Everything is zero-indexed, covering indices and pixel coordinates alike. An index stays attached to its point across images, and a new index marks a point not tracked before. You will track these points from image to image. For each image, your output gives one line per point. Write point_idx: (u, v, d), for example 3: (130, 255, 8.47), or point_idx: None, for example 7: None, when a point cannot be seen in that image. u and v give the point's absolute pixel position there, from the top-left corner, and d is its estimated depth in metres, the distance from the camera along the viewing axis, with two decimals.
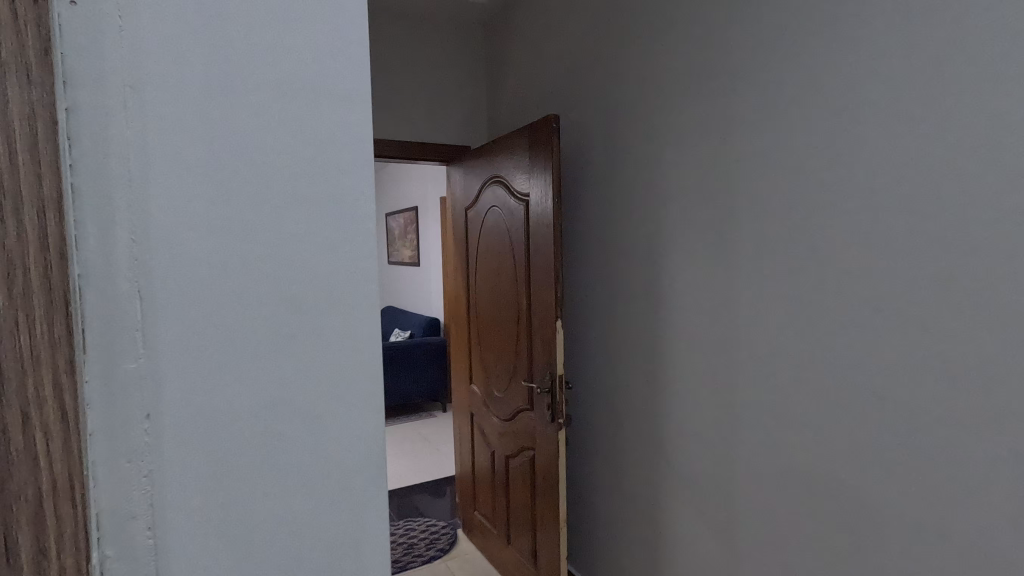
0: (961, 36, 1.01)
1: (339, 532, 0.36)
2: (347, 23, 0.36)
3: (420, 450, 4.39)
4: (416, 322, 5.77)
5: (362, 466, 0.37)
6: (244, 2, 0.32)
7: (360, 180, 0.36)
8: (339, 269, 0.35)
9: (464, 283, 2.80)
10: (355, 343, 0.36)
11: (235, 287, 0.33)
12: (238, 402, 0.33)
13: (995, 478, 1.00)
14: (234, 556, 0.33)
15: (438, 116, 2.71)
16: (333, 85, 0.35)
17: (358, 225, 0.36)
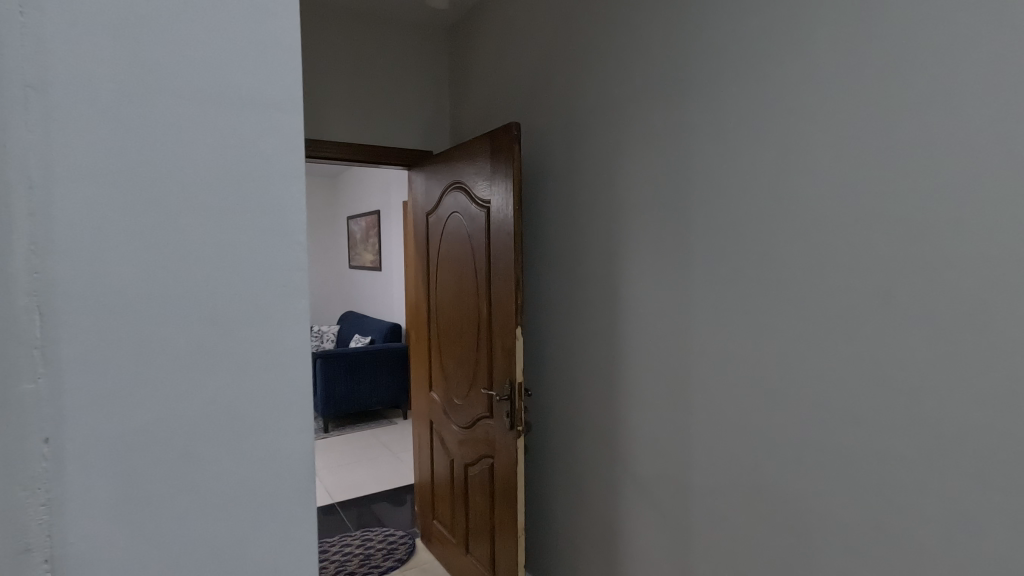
0: (901, 58, 1.06)
1: (248, 531, 0.38)
2: (262, 46, 0.37)
3: (378, 458, 4.30)
4: (377, 327, 5.68)
5: (273, 469, 0.39)
6: (151, 26, 0.34)
7: (271, 194, 0.38)
8: (250, 279, 0.37)
9: (425, 288, 2.78)
10: (267, 350, 0.38)
11: (139, 299, 0.34)
12: (141, 408, 0.34)
13: (931, 482, 1.05)
14: (138, 556, 0.35)
15: (400, 120, 2.68)
16: (248, 102, 0.37)
17: (271, 239, 0.38)
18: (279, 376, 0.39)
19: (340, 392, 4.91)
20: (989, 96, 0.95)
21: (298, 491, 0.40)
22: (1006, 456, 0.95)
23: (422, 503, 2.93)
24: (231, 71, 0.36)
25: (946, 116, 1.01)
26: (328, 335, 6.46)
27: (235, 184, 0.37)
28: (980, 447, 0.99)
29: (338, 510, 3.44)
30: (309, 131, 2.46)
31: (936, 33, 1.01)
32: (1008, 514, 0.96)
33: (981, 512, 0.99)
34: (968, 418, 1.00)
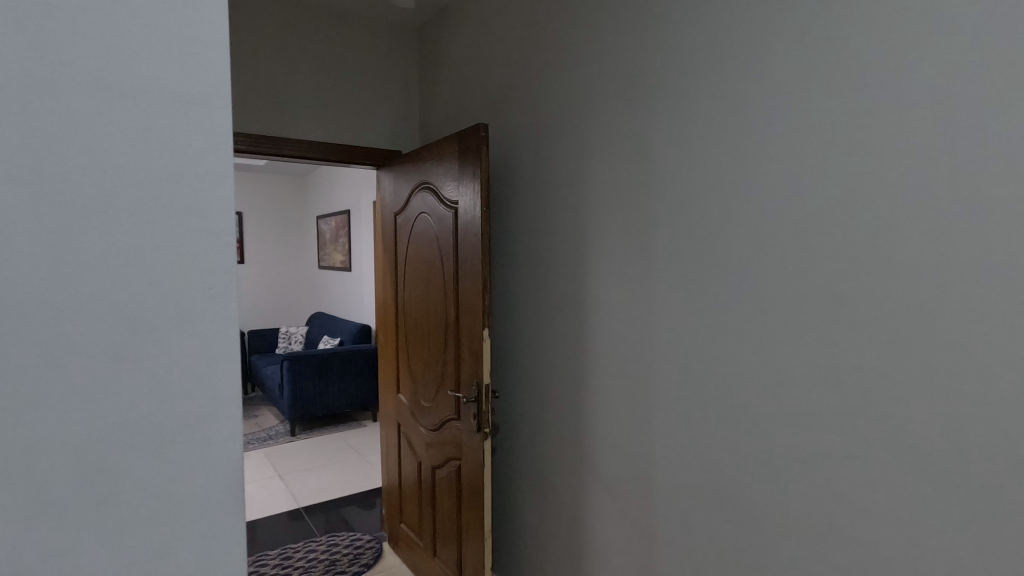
0: (852, 68, 1.09)
1: (172, 485, 0.47)
2: (178, 94, 0.46)
3: (347, 461, 4.24)
4: (346, 328, 5.60)
5: (191, 435, 0.47)
6: (81, 80, 0.43)
7: (185, 213, 0.46)
8: (168, 281, 0.46)
9: (393, 289, 2.75)
10: (186, 338, 0.47)
11: (73, 295, 0.43)
12: (77, 382, 0.43)
13: (880, 479, 1.08)
14: (75, 503, 0.44)
15: (369, 118, 2.65)
16: (165, 138, 0.46)
17: (186, 249, 0.47)
18: (207, 355, 0.48)
19: (307, 394, 4.82)
20: (935, 105, 0.98)
21: (215, 453, 0.49)
22: (950, 454, 0.99)
23: (390, 506, 2.89)
24: (152, 113, 0.45)
25: (895, 124, 1.03)
26: (297, 336, 6.34)
27: (154, 204, 0.45)
28: (926, 445, 1.02)
29: (304, 515, 3.38)
30: (274, 129, 2.41)
31: (887, 42, 1.04)
32: (951, 511, 0.99)
33: (926, 509, 1.02)
34: (914, 417, 1.03)
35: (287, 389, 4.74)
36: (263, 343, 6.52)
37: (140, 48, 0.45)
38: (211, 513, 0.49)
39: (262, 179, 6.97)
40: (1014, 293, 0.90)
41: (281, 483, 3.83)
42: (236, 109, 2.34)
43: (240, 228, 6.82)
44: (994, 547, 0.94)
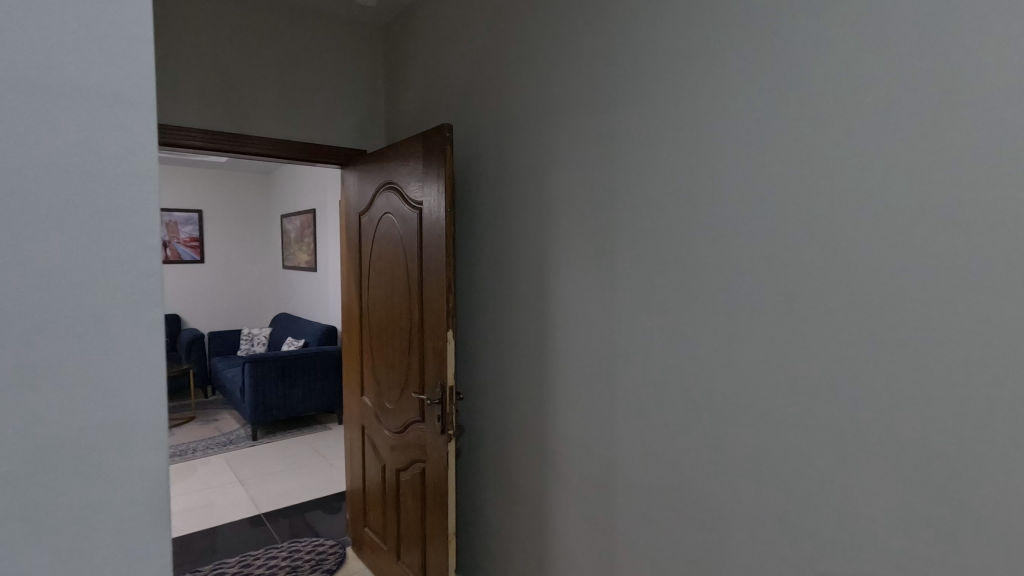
0: (802, 75, 1.12)
1: (106, 461, 0.56)
2: (121, 130, 0.56)
3: (311, 466, 4.15)
4: (311, 330, 5.49)
5: (124, 419, 0.57)
6: (38, 119, 0.52)
7: (125, 231, 0.56)
8: (110, 286, 0.55)
9: (357, 290, 2.71)
10: (125, 336, 0.56)
11: (28, 298, 0.52)
12: (27, 371, 0.52)
13: (829, 476, 1.11)
14: (24, 472, 0.52)
15: (332, 117, 2.60)
16: (109, 168, 0.55)
17: (127, 260, 0.56)
18: (132, 351, 0.57)
19: (270, 397, 4.71)
20: (880, 112, 1.01)
21: (145, 435, 0.58)
22: (893, 451, 1.02)
23: (354, 510, 2.85)
24: (97, 146, 0.55)
25: (843, 130, 1.06)
26: (260, 338, 6.19)
27: (99, 224, 0.55)
28: (871, 442, 1.05)
29: (265, 521, 3.30)
30: (233, 126, 2.35)
31: (835, 51, 1.07)
32: (895, 506, 1.02)
33: (871, 505, 1.05)
34: (860, 416, 1.06)
35: (248, 392, 4.63)
36: (225, 346, 6.35)
37: (88, 93, 0.54)
38: (141, 487, 0.58)
39: (224, 177, 6.79)
40: (953, 295, 0.94)
41: (241, 489, 3.73)
42: (193, 105, 2.26)
43: (200, 227, 6.60)
44: (934, 541, 0.97)
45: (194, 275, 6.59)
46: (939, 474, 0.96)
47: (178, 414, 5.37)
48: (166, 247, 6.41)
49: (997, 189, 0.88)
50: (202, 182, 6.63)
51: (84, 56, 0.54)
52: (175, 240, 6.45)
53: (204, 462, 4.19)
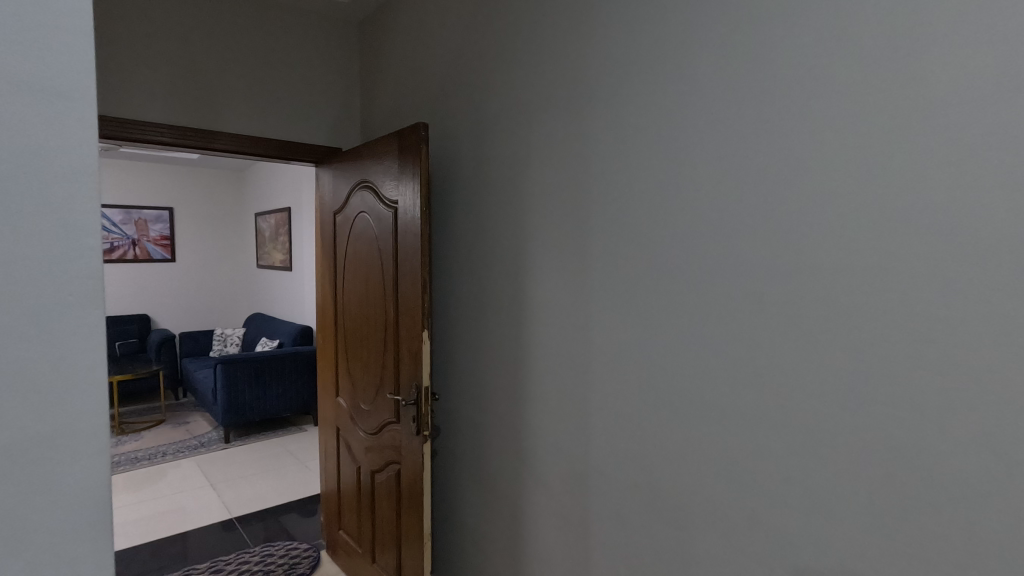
0: (771, 77, 1.14)
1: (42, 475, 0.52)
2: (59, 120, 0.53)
3: (285, 468, 4.08)
4: (286, 330, 5.40)
5: (62, 429, 0.53)
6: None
7: (62, 228, 0.53)
8: (44, 287, 0.52)
9: (332, 290, 2.67)
10: (62, 340, 0.53)
11: None
12: None
13: (798, 474, 1.12)
14: None
15: (307, 113, 2.56)
16: (44, 160, 0.52)
17: (63, 259, 0.53)
18: (73, 356, 0.54)
19: (243, 399, 4.62)
20: (850, 113, 1.02)
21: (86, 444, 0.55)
22: (863, 450, 1.02)
23: (329, 513, 2.81)
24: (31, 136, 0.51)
25: (816, 131, 1.07)
26: (233, 339, 6.07)
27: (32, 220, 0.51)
28: (842, 441, 1.05)
29: (238, 526, 3.23)
30: (202, 121, 2.29)
31: (807, 52, 1.08)
32: (864, 505, 1.03)
33: (843, 504, 1.06)
34: (832, 414, 1.07)
35: (221, 394, 4.53)
36: (197, 347, 6.20)
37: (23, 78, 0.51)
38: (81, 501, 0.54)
39: (196, 174, 6.64)
40: (920, 295, 0.94)
41: (213, 493, 3.65)
42: (160, 99, 2.20)
43: (171, 225, 6.44)
44: (903, 541, 0.98)
45: (164, 274, 6.43)
46: (907, 473, 0.97)
47: (148, 416, 5.23)
48: (135, 246, 6.22)
49: (956, 191, 0.90)
50: (173, 179, 6.47)
51: (18, 37, 0.51)
52: (145, 239, 6.27)
53: (175, 466, 4.08)
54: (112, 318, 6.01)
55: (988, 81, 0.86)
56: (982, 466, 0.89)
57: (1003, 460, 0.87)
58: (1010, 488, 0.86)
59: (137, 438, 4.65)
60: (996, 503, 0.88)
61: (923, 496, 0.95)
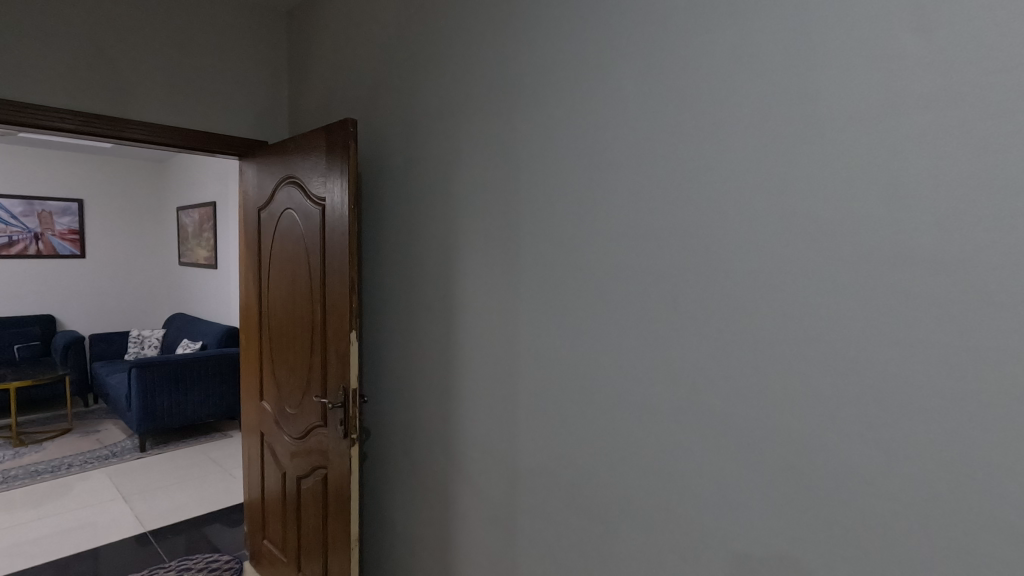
0: (686, 89, 1.19)
1: None
2: None
3: (207, 477, 3.87)
4: (210, 331, 5.13)
5: None
6: None
7: None
8: None
9: (256, 290, 2.56)
10: None
11: None
12: None
13: (709, 467, 1.17)
14: None
15: (229, 103, 2.43)
16: None
17: None
18: None
19: (161, 405, 4.34)
20: (756, 124, 1.08)
21: None
22: (768, 444, 1.08)
23: (252, 522, 2.69)
24: None
25: (726, 141, 1.12)
26: (151, 341, 5.69)
27: None
28: (749, 437, 1.11)
29: (152, 539, 3.03)
30: (111, 107, 2.13)
31: (720, 65, 1.13)
32: (769, 497, 1.09)
33: (749, 496, 1.11)
34: (741, 411, 1.12)
35: (135, 400, 4.23)
36: (109, 349, 5.77)
37: None
38: None
39: (110, 164, 6.18)
40: (818, 297, 1.01)
41: (126, 505, 3.41)
42: (60, 82, 2.02)
43: (81, 218, 5.96)
44: (802, 528, 1.04)
45: (72, 271, 5.94)
46: (806, 465, 1.03)
47: (52, 425, 4.82)
48: (38, 241, 5.71)
49: (845, 201, 0.97)
50: (84, 168, 6.00)
51: None
52: (49, 232, 5.77)
53: (83, 478, 3.78)
54: (10, 318, 5.49)
55: (874, 99, 0.94)
56: (868, 457, 0.96)
57: (886, 451, 0.94)
58: (892, 476, 0.94)
59: (37, 450, 4.26)
60: (881, 490, 0.95)
61: (820, 487, 1.02)
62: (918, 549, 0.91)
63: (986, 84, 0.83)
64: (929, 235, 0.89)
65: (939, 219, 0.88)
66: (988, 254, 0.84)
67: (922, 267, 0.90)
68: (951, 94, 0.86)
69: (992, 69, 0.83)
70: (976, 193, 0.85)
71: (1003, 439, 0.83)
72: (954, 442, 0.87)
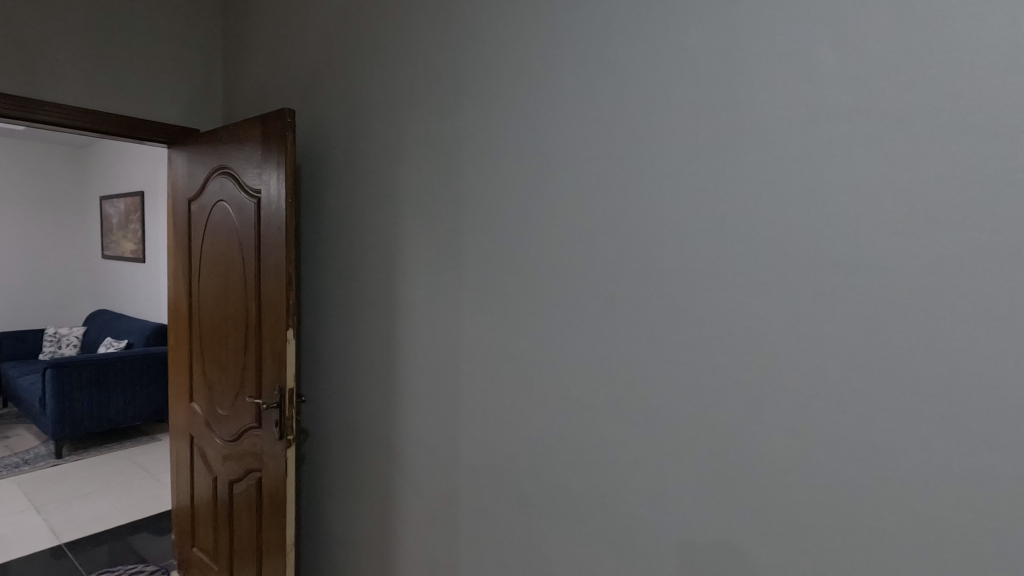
0: (625, 91, 1.21)
1: None
2: None
3: (132, 483, 3.65)
4: (137, 329, 4.83)
5: None
6: None
7: None
8: None
9: (185, 285, 2.43)
10: None
11: None
12: None
13: (645, 463, 1.20)
14: None
15: (157, 87, 2.29)
16: None
17: None
18: None
19: (80, 408, 4.06)
20: (691, 129, 1.11)
21: None
22: (700, 438, 1.12)
23: (181, 530, 2.55)
24: None
25: (662, 143, 1.15)
26: (69, 339, 5.30)
27: None
28: (684, 432, 1.14)
29: (69, 552, 2.82)
30: (21, 86, 1.96)
31: (656, 69, 1.16)
32: (701, 490, 1.12)
33: (682, 490, 1.15)
34: (674, 406, 1.16)
35: (51, 403, 3.93)
36: (21, 348, 5.33)
37: None
38: None
39: (24, 148, 5.71)
40: (746, 298, 1.05)
41: (38, 517, 3.16)
42: None
43: None
44: (731, 518, 1.09)
45: None
46: (734, 458, 1.08)
47: None
48: None
49: (772, 206, 1.02)
50: None
51: None
52: None
53: None
54: None
55: (798, 110, 0.98)
56: (791, 449, 1.01)
57: (805, 442, 1.00)
58: (811, 466, 0.99)
59: None
60: (802, 479, 1.00)
61: (746, 478, 1.07)
62: (833, 534, 0.97)
63: (895, 99, 0.89)
64: (846, 238, 0.94)
65: (853, 225, 0.94)
66: (896, 256, 0.90)
67: (840, 267, 0.95)
68: (866, 108, 0.92)
69: (902, 84, 0.89)
70: (886, 198, 0.90)
71: (907, 430, 0.90)
72: (866, 433, 0.93)
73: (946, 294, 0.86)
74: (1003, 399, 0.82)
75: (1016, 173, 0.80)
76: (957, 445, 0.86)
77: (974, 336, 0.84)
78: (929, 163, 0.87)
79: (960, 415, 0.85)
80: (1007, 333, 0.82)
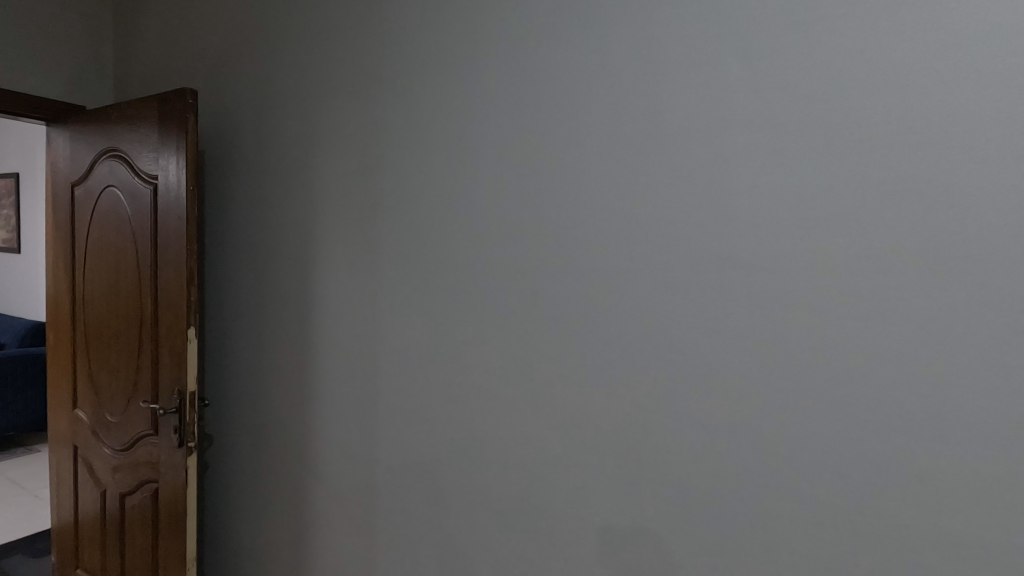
0: (546, 89, 1.21)
1: None
2: None
3: (4, 501, 3.24)
4: (11, 329, 4.30)
5: None
6: None
7: None
8: None
9: (67, 280, 2.18)
10: None
11: None
12: None
13: (564, 458, 1.22)
14: None
15: (34, 57, 2.04)
16: None
17: None
18: None
19: None
20: (609, 131, 1.13)
21: None
22: (617, 434, 1.15)
23: (62, 550, 2.30)
24: None
25: (581, 142, 1.17)
26: None
27: None
28: (601, 429, 1.17)
29: None
30: None
31: (577, 69, 1.17)
32: (618, 483, 1.15)
33: (599, 484, 1.18)
34: (592, 403, 1.18)
35: None
36: None
37: None
38: None
39: None
40: (660, 298, 1.09)
41: None
42: None
43: None
44: (645, 509, 1.12)
45: None
46: (648, 451, 1.11)
47: None
48: None
49: (683, 209, 1.06)
50: None
51: None
52: None
53: None
54: None
55: (707, 120, 1.03)
56: (699, 442, 1.06)
57: (713, 435, 1.05)
58: (718, 457, 1.04)
59: None
60: (708, 470, 1.05)
61: (658, 470, 1.11)
62: (736, 519, 1.03)
63: (794, 112, 0.95)
64: (750, 242, 1.00)
65: (757, 230, 0.99)
66: (797, 258, 0.96)
67: (744, 269, 1.00)
68: (769, 120, 0.97)
69: (801, 99, 0.95)
70: (787, 204, 0.97)
71: (803, 422, 0.96)
72: (767, 425, 1.00)
73: (834, 295, 0.93)
74: (883, 390, 0.90)
75: (895, 183, 0.88)
76: (843, 433, 0.93)
77: (858, 333, 0.92)
78: (823, 172, 0.93)
79: (846, 406, 0.93)
80: (886, 331, 0.90)
